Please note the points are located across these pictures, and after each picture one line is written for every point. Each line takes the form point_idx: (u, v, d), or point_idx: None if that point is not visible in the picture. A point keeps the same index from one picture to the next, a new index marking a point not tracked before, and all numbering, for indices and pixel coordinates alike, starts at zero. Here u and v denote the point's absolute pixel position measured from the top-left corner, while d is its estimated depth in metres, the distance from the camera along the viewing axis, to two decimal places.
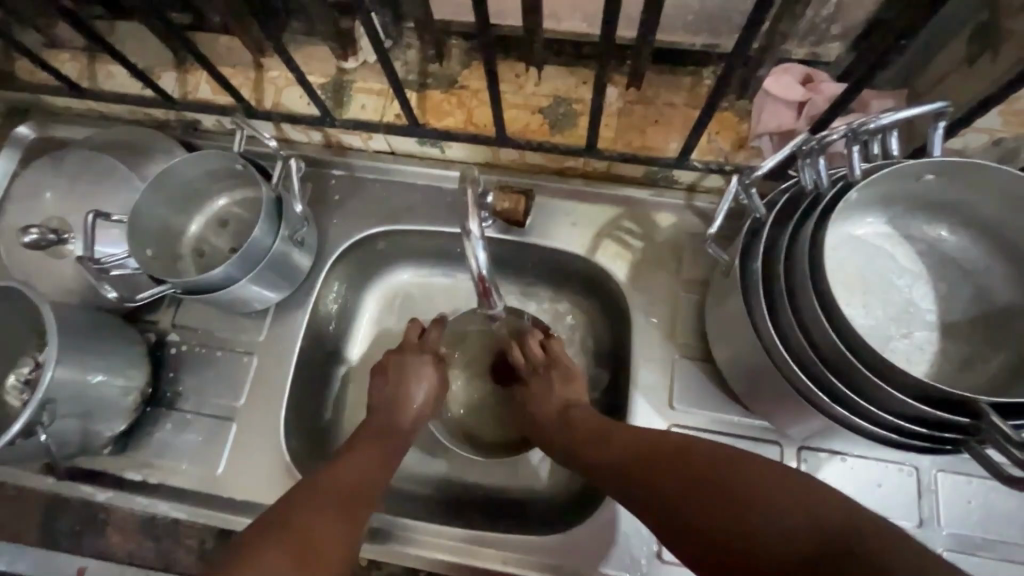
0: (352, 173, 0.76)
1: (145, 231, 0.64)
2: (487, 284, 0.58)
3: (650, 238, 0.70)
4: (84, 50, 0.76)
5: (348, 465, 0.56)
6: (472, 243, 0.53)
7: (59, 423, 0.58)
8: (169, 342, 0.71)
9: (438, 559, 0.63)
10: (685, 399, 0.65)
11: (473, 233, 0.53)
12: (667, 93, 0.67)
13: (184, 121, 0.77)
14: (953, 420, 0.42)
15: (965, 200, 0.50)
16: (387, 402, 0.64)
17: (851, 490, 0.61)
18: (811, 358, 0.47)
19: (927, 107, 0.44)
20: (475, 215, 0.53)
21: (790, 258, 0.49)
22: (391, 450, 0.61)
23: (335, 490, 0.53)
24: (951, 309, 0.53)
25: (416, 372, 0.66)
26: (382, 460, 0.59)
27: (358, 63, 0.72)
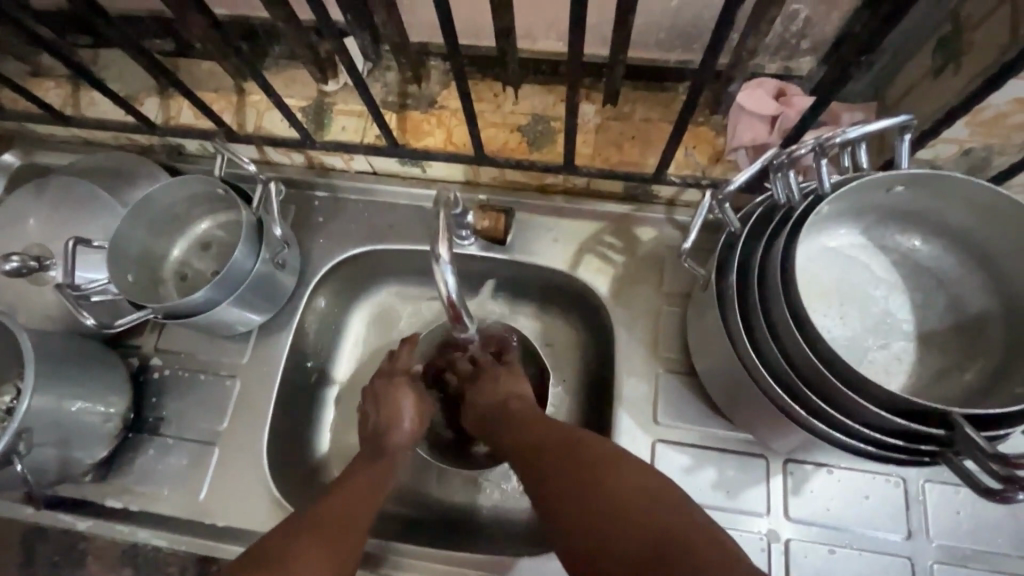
0: (335, 194, 0.76)
1: (126, 256, 0.64)
2: (458, 309, 0.58)
3: (631, 252, 0.70)
4: (68, 78, 0.77)
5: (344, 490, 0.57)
6: (441, 269, 0.53)
7: (37, 451, 0.57)
8: (152, 367, 0.71)
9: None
10: (669, 413, 0.65)
11: (442, 257, 0.53)
12: (643, 108, 0.68)
13: (167, 146, 0.78)
14: (929, 432, 0.42)
15: (936, 210, 0.50)
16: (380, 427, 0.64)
17: (838, 503, 0.61)
18: (785, 370, 0.47)
19: (892, 120, 0.45)
20: (445, 239, 0.53)
21: (764, 271, 0.49)
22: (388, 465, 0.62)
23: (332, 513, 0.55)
24: (927, 318, 0.53)
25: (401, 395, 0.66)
26: (378, 477, 0.60)
27: (339, 85, 0.72)
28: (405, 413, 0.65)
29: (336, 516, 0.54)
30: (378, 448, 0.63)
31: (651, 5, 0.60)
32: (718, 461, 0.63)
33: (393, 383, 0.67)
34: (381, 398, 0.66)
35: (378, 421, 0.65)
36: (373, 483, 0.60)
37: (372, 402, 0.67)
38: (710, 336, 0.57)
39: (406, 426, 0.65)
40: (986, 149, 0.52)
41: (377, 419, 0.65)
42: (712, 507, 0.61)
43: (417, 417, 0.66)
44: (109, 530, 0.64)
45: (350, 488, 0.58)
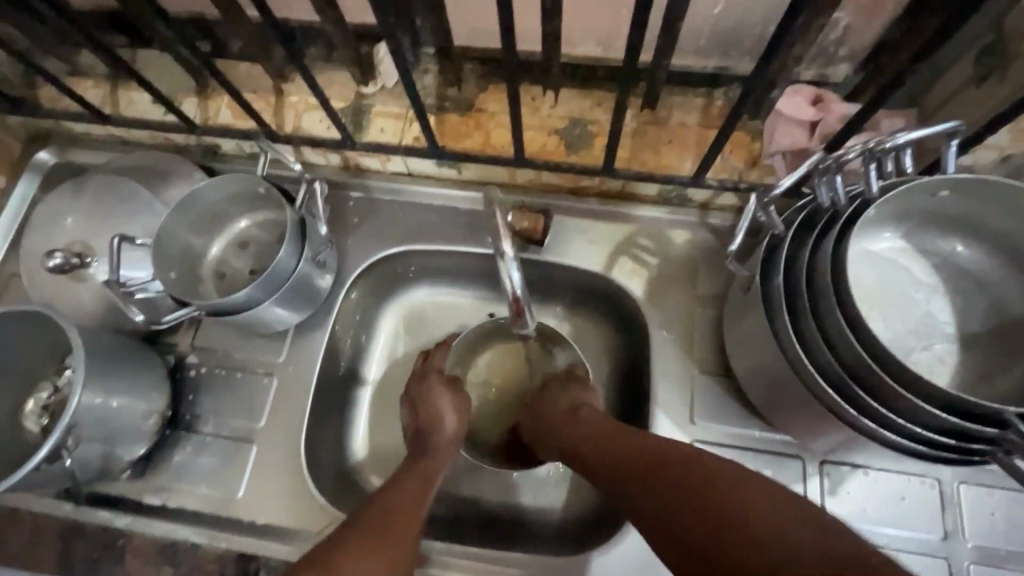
0: (369, 195, 0.77)
1: (169, 254, 0.65)
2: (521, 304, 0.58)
3: (665, 255, 0.71)
4: (106, 77, 0.77)
5: (395, 488, 0.58)
6: (506, 265, 0.54)
7: (83, 447, 0.58)
8: (188, 364, 0.71)
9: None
10: (705, 414, 0.65)
11: (507, 254, 0.54)
12: (680, 113, 0.69)
13: (203, 145, 0.78)
14: (983, 432, 0.43)
15: (979, 215, 0.51)
16: (423, 425, 0.66)
17: (875, 504, 0.61)
18: (835, 370, 0.48)
19: (940, 127, 0.46)
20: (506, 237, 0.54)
21: (812, 272, 0.50)
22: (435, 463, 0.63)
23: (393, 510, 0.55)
24: (969, 321, 0.54)
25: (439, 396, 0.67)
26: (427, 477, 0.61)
27: (377, 88, 0.73)
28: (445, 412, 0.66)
29: (398, 508, 0.55)
30: (424, 444, 0.64)
31: (694, 13, 0.61)
32: (755, 461, 0.63)
33: (432, 382, 0.68)
34: (420, 399, 0.68)
35: (421, 418, 0.66)
36: (425, 479, 0.60)
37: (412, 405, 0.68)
38: (750, 339, 0.58)
39: (447, 424, 0.66)
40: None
41: (418, 419, 0.67)
42: None
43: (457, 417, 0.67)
44: (148, 527, 0.64)
45: (403, 483, 0.59)
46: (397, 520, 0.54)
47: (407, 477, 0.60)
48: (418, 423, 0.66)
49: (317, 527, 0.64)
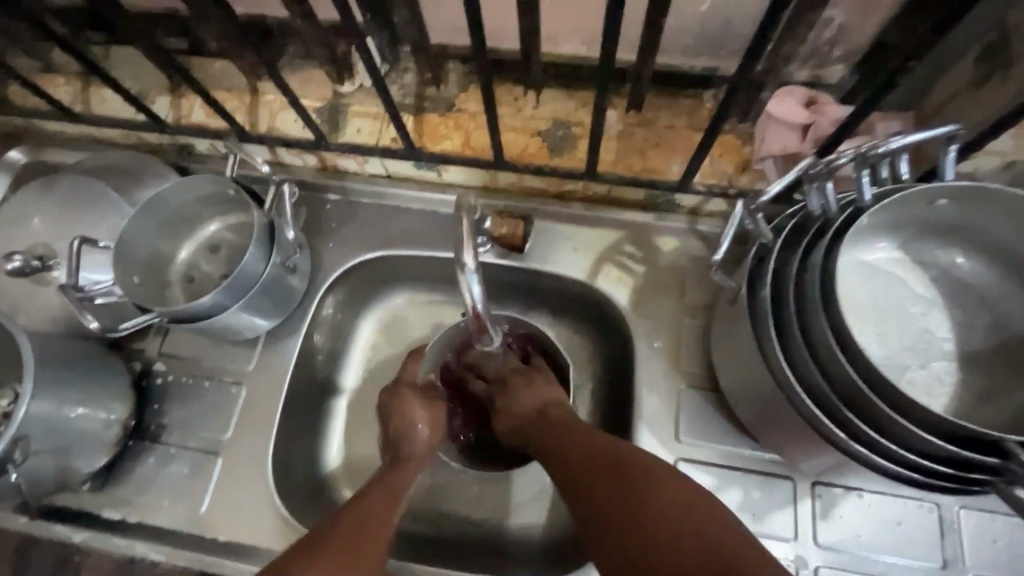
0: (347, 198, 0.74)
1: (132, 257, 0.62)
2: (483, 319, 0.56)
3: (651, 263, 0.68)
4: (78, 75, 0.75)
5: (370, 498, 0.55)
6: (466, 277, 0.51)
7: (33, 459, 0.55)
8: (155, 372, 0.69)
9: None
10: (691, 431, 0.62)
11: (468, 266, 0.51)
12: (668, 115, 0.66)
13: (177, 145, 0.77)
14: (981, 460, 0.39)
15: (980, 225, 0.48)
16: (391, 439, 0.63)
17: (870, 529, 0.58)
18: (823, 389, 0.45)
19: (939, 130, 0.43)
20: (471, 246, 0.51)
21: (800, 285, 0.47)
22: (401, 475, 0.60)
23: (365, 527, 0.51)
24: (970, 337, 0.50)
25: (408, 411, 0.64)
26: (394, 491, 0.57)
27: (355, 87, 0.70)
28: (419, 429, 0.64)
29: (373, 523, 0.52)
30: (397, 453, 0.62)
31: (679, 11, 0.58)
32: (742, 482, 0.60)
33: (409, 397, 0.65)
34: (389, 412, 0.65)
35: (392, 430, 0.64)
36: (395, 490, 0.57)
37: (384, 418, 0.65)
38: (739, 358, 0.55)
39: (421, 438, 0.63)
40: None
41: (389, 429, 0.64)
42: None
43: (428, 425, 0.64)
44: (104, 543, 0.61)
45: (371, 493, 0.56)
46: (375, 542, 0.50)
47: (376, 486, 0.57)
48: (389, 435, 0.64)
49: (283, 544, 0.61)
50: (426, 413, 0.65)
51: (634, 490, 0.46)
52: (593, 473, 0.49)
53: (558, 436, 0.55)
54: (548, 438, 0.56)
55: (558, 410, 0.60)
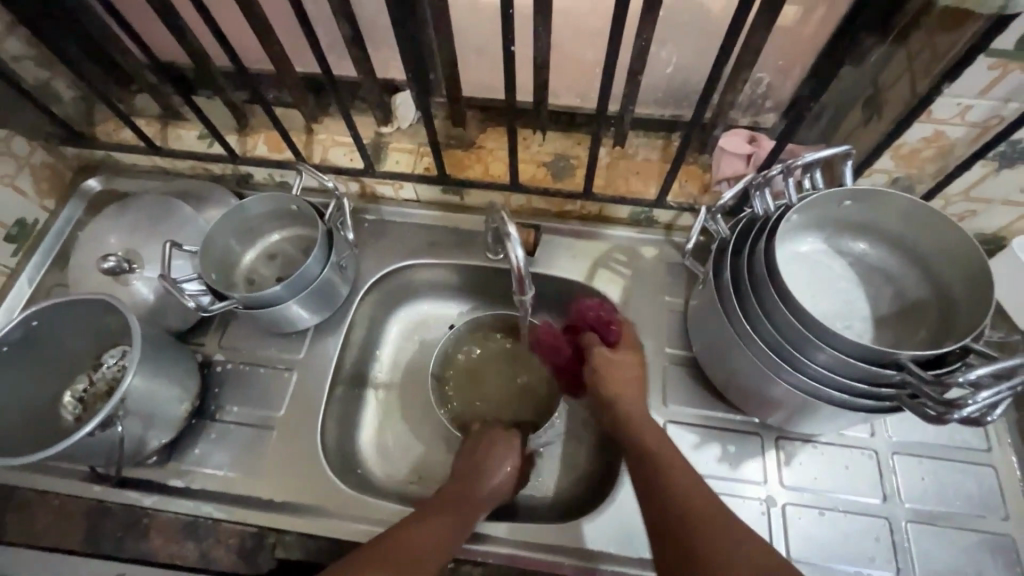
0: (382, 218, 0.89)
1: (212, 258, 0.75)
2: (523, 276, 0.68)
3: (637, 267, 0.84)
4: (157, 117, 0.89)
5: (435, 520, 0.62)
6: (511, 242, 0.66)
7: (128, 420, 0.64)
8: (216, 361, 0.79)
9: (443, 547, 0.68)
10: (676, 399, 0.75)
11: (512, 234, 0.66)
12: (645, 151, 0.84)
13: (238, 175, 0.91)
14: (884, 374, 0.54)
15: (876, 222, 0.65)
16: (470, 473, 0.70)
17: (825, 473, 0.71)
18: (772, 334, 0.60)
19: (837, 149, 0.61)
20: (511, 220, 0.66)
21: (751, 262, 0.63)
22: (458, 521, 0.63)
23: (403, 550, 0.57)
24: (880, 305, 0.66)
25: (497, 454, 0.72)
26: (454, 527, 0.62)
27: (394, 128, 0.87)
28: (499, 471, 0.70)
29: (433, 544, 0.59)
30: (469, 493, 0.67)
31: (652, 73, 0.77)
32: (720, 439, 0.73)
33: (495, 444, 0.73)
34: (477, 454, 0.72)
35: (472, 468, 0.70)
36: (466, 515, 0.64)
37: (465, 460, 0.72)
38: (711, 329, 0.69)
39: (497, 480, 0.70)
40: (907, 178, 0.68)
41: (470, 468, 0.71)
42: (719, 478, 0.71)
43: (508, 470, 0.71)
44: (174, 505, 0.69)
45: (433, 519, 0.62)
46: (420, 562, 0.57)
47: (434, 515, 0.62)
48: (464, 471, 0.70)
49: (333, 502, 0.70)
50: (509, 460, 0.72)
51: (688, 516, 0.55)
52: (666, 521, 0.56)
53: (668, 469, 0.60)
54: (647, 475, 0.60)
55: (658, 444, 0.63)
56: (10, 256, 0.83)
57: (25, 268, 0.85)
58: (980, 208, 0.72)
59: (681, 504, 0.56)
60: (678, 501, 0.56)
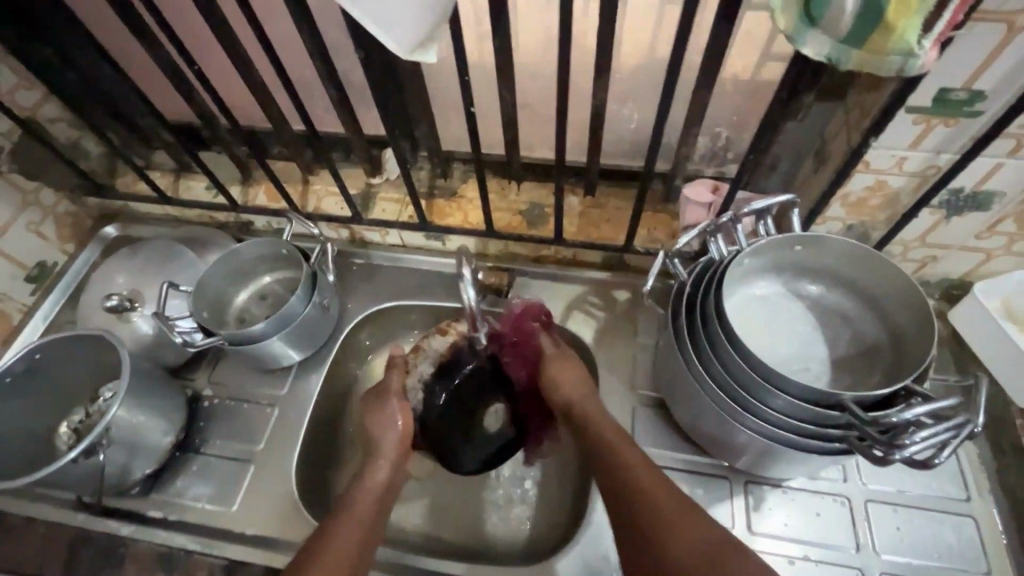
0: (370, 262, 0.95)
1: (205, 298, 0.81)
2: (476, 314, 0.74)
3: (610, 309, 0.87)
4: (171, 170, 0.98)
5: (347, 525, 0.62)
6: (465, 282, 0.71)
7: (111, 449, 0.68)
8: (204, 396, 0.83)
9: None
10: (645, 440, 0.76)
11: (467, 274, 0.71)
12: (616, 200, 0.89)
13: (240, 222, 0.98)
14: (829, 415, 0.55)
15: (827, 265, 0.67)
16: (372, 431, 0.73)
17: (795, 519, 0.70)
18: (723, 377, 0.61)
19: (782, 198, 0.64)
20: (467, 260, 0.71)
21: (704, 304, 0.65)
22: (376, 481, 0.69)
23: (348, 532, 0.61)
24: (838, 347, 0.67)
25: (386, 409, 0.74)
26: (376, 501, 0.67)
27: (383, 180, 0.93)
28: (393, 422, 0.73)
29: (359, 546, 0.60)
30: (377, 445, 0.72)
31: (618, 129, 0.82)
32: (689, 482, 0.73)
33: (387, 394, 0.76)
34: (373, 413, 0.75)
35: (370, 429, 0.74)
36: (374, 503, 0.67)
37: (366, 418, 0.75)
38: (673, 372, 0.71)
39: (397, 430, 0.73)
40: (861, 225, 0.71)
41: (371, 427, 0.74)
42: None
43: (403, 421, 0.74)
44: (149, 536, 0.71)
45: (359, 495, 0.66)
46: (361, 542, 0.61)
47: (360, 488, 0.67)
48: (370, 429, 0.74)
49: (301, 537, 0.71)
50: (401, 413, 0.74)
51: (656, 524, 0.54)
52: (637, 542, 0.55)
53: (636, 465, 0.60)
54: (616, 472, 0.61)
55: (625, 444, 0.64)
56: (28, 295, 0.90)
57: (40, 306, 0.92)
58: (940, 253, 0.73)
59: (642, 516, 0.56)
60: (644, 518, 0.56)
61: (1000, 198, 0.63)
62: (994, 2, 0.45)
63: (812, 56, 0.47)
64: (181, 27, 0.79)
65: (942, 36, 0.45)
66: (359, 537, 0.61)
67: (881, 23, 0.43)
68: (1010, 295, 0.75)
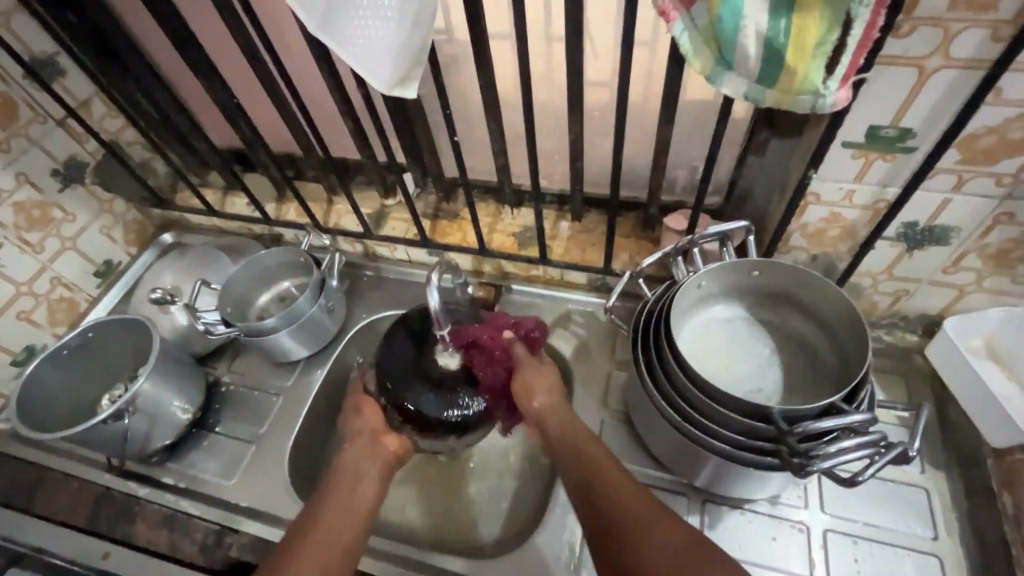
0: (379, 274, 1.05)
1: (230, 296, 0.93)
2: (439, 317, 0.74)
3: (591, 328, 0.92)
4: (221, 188, 1.13)
5: (326, 522, 0.63)
6: (429, 287, 0.72)
7: (136, 417, 0.79)
8: (223, 383, 0.94)
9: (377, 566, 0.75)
10: (608, 453, 0.79)
11: (432, 280, 0.73)
12: (602, 226, 0.95)
13: (273, 234, 1.11)
14: (759, 428, 0.57)
15: (784, 292, 0.70)
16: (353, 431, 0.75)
17: (749, 542, 0.70)
18: (667, 388, 0.64)
19: (735, 225, 0.68)
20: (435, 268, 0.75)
21: (657, 320, 0.69)
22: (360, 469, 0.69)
23: (332, 527, 0.62)
24: (792, 372, 0.69)
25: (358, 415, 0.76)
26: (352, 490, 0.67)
27: (395, 202, 1.04)
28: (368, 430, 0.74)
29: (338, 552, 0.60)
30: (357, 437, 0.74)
31: (602, 161, 0.89)
32: (647, 495, 0.75)
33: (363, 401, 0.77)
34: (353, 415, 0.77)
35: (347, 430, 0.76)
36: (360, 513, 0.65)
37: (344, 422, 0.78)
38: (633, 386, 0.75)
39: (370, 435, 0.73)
40: (825, 256, 0.74)
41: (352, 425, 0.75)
42: None
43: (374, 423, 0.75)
44: (160, 498, 0.81)
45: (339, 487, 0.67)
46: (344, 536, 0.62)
47: (342, 478, 0.68)
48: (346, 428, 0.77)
49: (286, 513, 0.79)
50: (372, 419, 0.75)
51: (627, 532, 0.53)
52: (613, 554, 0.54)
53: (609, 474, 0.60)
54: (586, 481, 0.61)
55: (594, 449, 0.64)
56: (94, 288, 1.06)
57: (103, 298, 1.07)
58: (911, 288, 0.74)
59: (617, 530, 0.54)
60: (620, 528, 0.54)
61: (956, 232, 0.64)
62: (895, 49, 0.50)
63: (732, 95, 0.52)
64: (234, 69, 0.94)
65: (849, 78, 0.49)
66: (340, 531, 0.62)
67: (784, 66, 0.48)
68: (991, 333, 0.73)
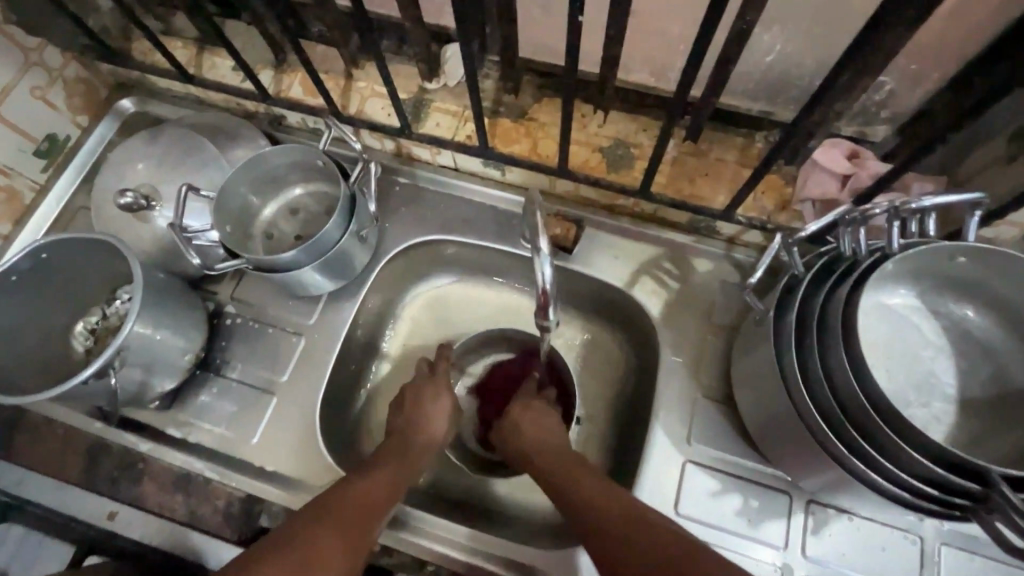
0: (415, 182, 0.82)
1: (227, 209, 0.70)
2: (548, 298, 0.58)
3: (686, 281, 0.74)
4: (194, 41, 0.82)
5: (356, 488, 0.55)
6: (540, 259, 0.54)
7: (127, 370, 0.62)
8: (226, 313, 0.76)
9: (428, 547, 0.66)
10: (702, 438, 0.68)
11: (541, 249, 0.54)
12: (719, 149, 0.72)
13: (271, 114, 0.84)
14: (963, 485, 0.45)
15: (989, 283, 0.53)
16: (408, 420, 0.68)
17: (855, 550, 0.63)
18: (834, 408, 0.50)
19: (966, 196, 0.48)
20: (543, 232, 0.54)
21: (824, 316, 0.52)
22: (401, 464, 0.62)
23: (351, 501, 0.53)
24: (971, 385, 0.56)
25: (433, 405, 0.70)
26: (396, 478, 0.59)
27: (440, 85, 0.77)
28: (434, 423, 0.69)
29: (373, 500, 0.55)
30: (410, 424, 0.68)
31: (748, 59, 0.63)
32: (745, 490, 0.66)
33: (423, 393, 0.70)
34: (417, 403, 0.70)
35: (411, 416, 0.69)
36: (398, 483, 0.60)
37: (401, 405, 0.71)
38: (754, 376, 0.60)
39: (428, 432, 0.68)
40: None
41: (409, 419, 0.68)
42: (733, 532, 0.64)
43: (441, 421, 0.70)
44: (167, 455, 0.68)
45: (375, 472, 0.59)
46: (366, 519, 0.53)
47: (384, 465, 0.61)
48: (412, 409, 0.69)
49: (321, 481, 0.68)
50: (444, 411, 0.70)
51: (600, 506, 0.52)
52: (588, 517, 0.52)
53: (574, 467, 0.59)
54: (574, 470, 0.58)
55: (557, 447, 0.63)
56: (39, 173, 0.81)
57: (53, 187, 0.83)
58: None
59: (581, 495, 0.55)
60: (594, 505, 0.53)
61: None
62: None
63: None
64: None
65: None
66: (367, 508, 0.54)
67: None
68: None
